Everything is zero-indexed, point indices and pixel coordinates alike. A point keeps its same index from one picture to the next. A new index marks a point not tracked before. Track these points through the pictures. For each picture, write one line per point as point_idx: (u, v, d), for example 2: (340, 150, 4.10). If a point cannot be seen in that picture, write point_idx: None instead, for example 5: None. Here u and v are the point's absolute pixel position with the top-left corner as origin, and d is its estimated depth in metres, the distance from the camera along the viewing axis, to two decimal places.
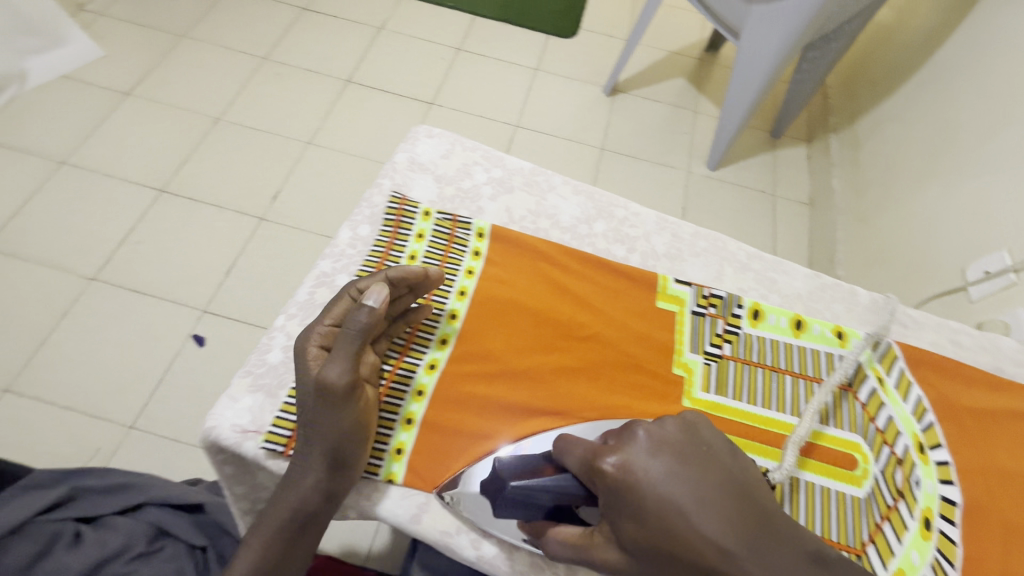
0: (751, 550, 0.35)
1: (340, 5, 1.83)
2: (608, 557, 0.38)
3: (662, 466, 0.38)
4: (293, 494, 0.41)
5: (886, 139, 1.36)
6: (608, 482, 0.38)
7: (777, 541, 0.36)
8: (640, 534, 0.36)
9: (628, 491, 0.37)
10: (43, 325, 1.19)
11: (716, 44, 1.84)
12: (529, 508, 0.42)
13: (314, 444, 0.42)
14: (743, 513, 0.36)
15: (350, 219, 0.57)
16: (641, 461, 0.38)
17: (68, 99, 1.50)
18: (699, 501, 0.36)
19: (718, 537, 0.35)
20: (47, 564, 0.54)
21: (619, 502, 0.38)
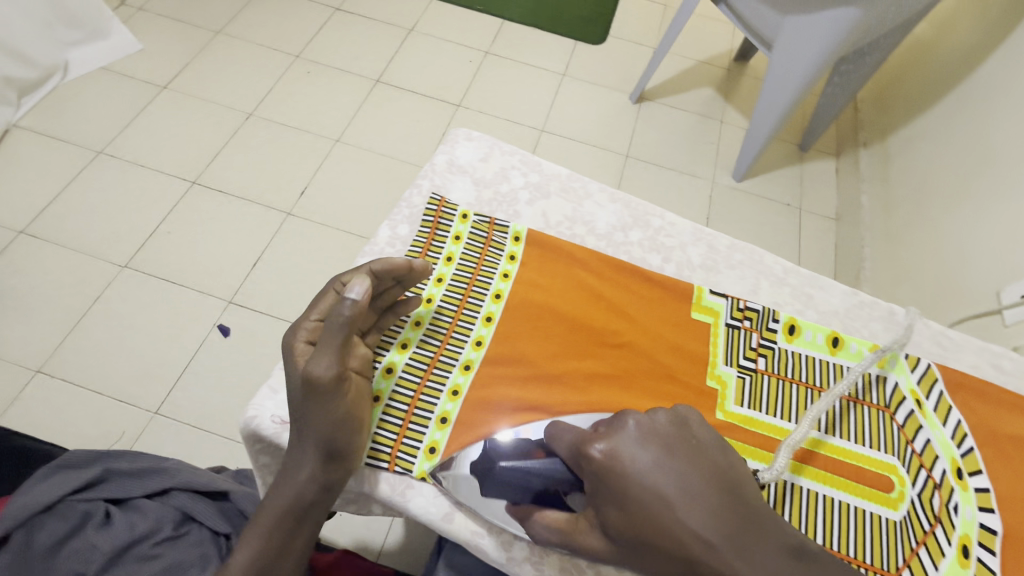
0: (730, 541, 0.35)
1: (372, 6, 1.86)
2: (590, 541, 0.39)
3: (650, 455, 0.38)
4: (286, 491, 0.42)
5: (920, 155, 1.33)
6: (595, 468, 0.38)
7: (756, 533, 0.36)
8: (623, 521, 0.37)
9: (614, 479, 0.37)
10: (75, 309, 1.22)
11: (746, 55, 1.82)
12: (516, 490, 0.42)
13: (306, 438, 0.42)
14: (725, 505, 0.36)
15: (389, 218, 0.58)
16: (630, 451, 0.38)
17: (107, 90, 1.55)
18: (684, 492, 0.36)
19: (700, 528, 0.35)
20: (75, 543, 0.58)
21: (604, 489, 0.38)
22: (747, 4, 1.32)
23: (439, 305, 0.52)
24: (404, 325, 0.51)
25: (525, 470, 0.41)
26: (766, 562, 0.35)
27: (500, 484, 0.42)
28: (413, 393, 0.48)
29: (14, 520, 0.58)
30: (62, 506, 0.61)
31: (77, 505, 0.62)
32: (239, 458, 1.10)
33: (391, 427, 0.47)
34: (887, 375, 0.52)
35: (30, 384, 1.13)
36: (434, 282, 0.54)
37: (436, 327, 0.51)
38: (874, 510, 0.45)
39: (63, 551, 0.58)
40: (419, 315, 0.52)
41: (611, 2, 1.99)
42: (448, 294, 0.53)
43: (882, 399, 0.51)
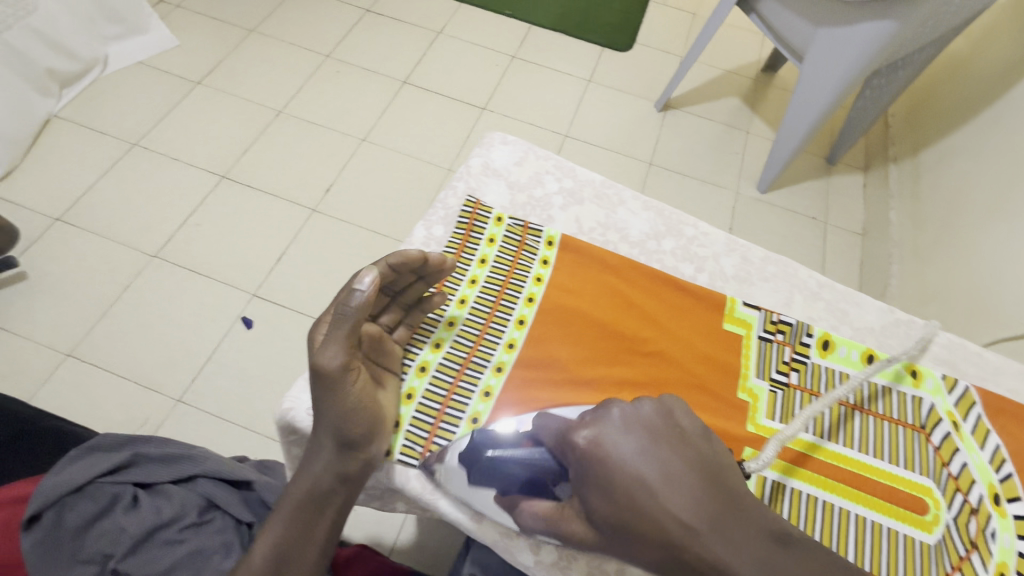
0: (714, 528, 0.34)
1: (401, 8, 1.88)
2: (575, 529, 0.38)
3: (633, 441, 0.37)
4: (303, 482, 0.43)
5: (952, 172, 1.30)
6: (579, 453, 0.38)
7: (739, 519, 0.35)
8: (607, 507, 0.36)
9: (597, 465, 0.37)
10: (105, 296, 1.25)
11: (775, 66, 1.81)
12: (503, 480, 0.42)
13: (318, 428, 0.43)
14: (710, 492, 0.36)
15: (424, 219, 0.59)
16: (614, 438, 0.38)
17: (144, 84, 1.59)
18: (666, 476, 0.36)
19: (682, 512, 0.35)
20: (103, 523, 0.61)
21: (587, 475, 0.37)
22: (779, 15, 1.31)
23: (472, 306, 0.53)
24: (438, 325, 0.52)
25: (508, 459, 0.42)
26: (751, 550, 0.34)
27: (488, 473, 0.42)
28: (446, 392, 0.49)
29: (45, 500, 0.59)
30: (92, 487, 0.63)
31: (107, 487, 0.63)
32: (257, 449, 1.12)
33: (423, 425, 0.47)
34: (923, 395, 0.51)
35: (60, 367, 1.16)
36: (467, 283, 0.54)
37: (469, 328, 0.52)
38: (879, 521, 0.44)
39: (91, 532, 0.60)
40: (453, 315, 0.53)
41: (639, 9, 1.99)
42: (481, 295, 0.54)
43: (917, 419, 0.50)
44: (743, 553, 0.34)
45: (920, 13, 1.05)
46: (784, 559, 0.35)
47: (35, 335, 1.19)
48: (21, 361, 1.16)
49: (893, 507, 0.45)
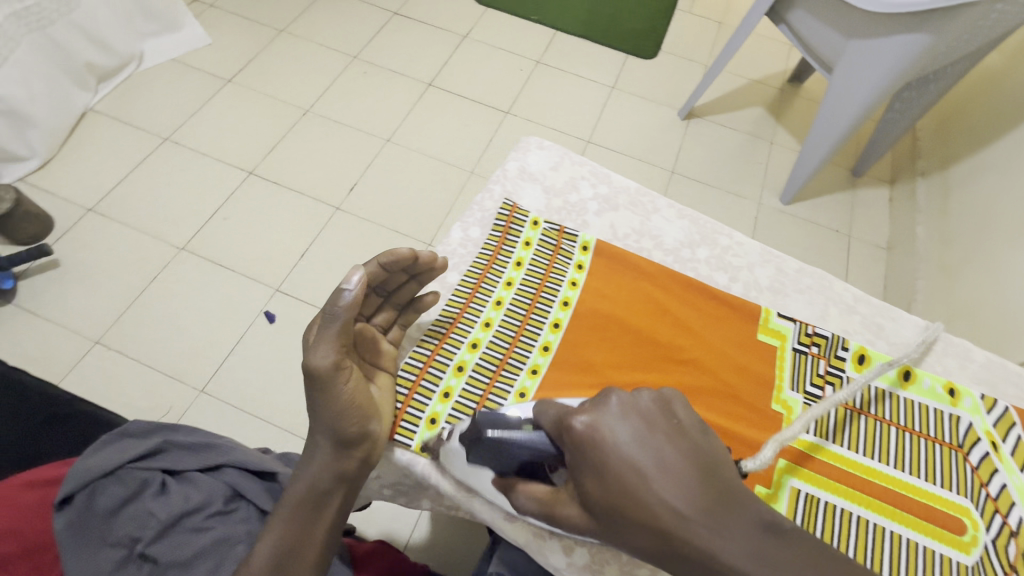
0: (710, 520, 0.33)
1: (428, 12, 1.91)
2: (569, 513, 0.38)
3: (629, 428, 0.36)
4: (302, 481, 0.45)
5: (982, 188, 1.28)
6: (574, 439, 0.37)
7: (738, 513, 0.34)
8: (601, 495, 0.35)
9: (592, 451, 0.36)
10: (134, 286, 1.28)
11: (801, 76, 1.79)
12: (504, 461, 0.41)
13: (313, 428, 0.45)
14: (706, 485, 0.34)
15: (462, 220, 0.60)
16: (610, 426, 0.36)
17: (177, 81, 1.63)
18: (662, 466, 0.34)
19: (676, 504, 0.33)
20: (131, 508, 0.62)
21: (582, 461, 0.36)
22: (809, 26, 1.30)
23: (508, 308, 0.53)
24: (474, 325, 0.52)
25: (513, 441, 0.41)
26: (746, 543, 0.33)
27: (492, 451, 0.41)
28: (482, 392, 0.49)
29: (78, 482, 0.62)
30: (122, 471, 0.64)
31: (137, 472, 0.65)
32: (276, 441, 1.14)
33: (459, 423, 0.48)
34: (961, 414, 0.50)
35: (89, 354, 1.19)
36: (503, 285, 0.55)
37: (505, 329, 0.52)
38: (880, 523, 0.44)
39: (121, 514, 0.61)
40: (489, 316, 0.53)
41: (664, 17, 1.99)
42: (517, 298, 0.54)
43: (956, 438, 0.49)
44: (737, 544, 0.33)
45: (954, 26, 1.05)
46: (782, 552, 0.33)
47: (66, 321, 1.22)
48: (51, 347, 1.19)
49: (926, 524, 0.44)
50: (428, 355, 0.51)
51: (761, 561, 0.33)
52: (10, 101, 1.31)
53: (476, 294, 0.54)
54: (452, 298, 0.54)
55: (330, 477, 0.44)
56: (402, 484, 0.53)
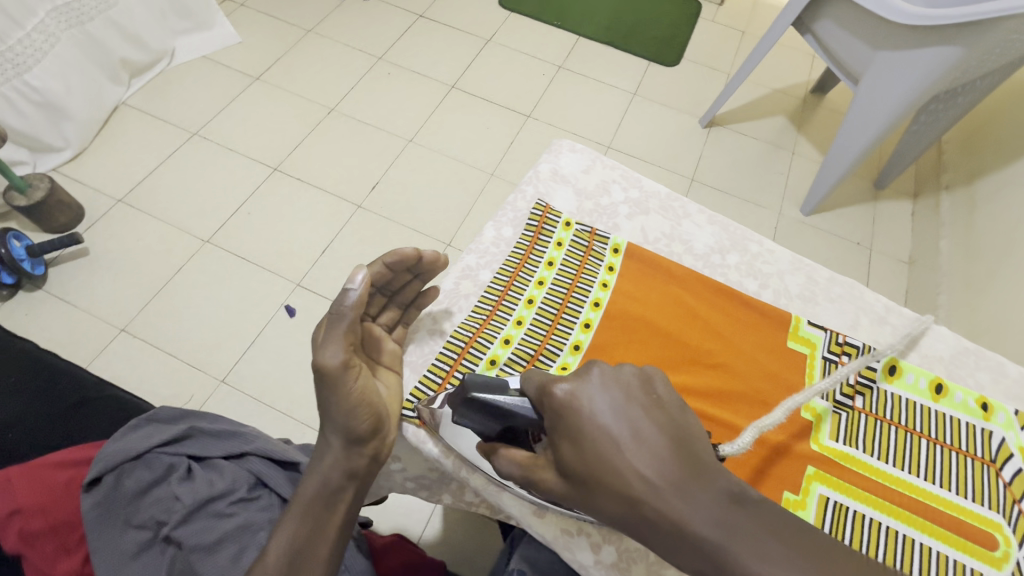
0: (675, 488, 0.33)
1: (453, 15, 1.93)
2: (546, 478, 0.39)
3: (606, 398, 0.37)
4: (312, 480, 0.44)
5: (1007, 203, 1.26)
6: (553, 405, 0.38)
7: (705, 482, 0.34)
8: (575, 458, 0.36)
9: (570, 417, 0.37)
10: (160, 277, 1.31)
11: (826, 87, 1.78)
12: (489, 423, 0.42)
13: (324, 426, 0.45)
14: (676, 456, 0.34)
15: (494, 219, 0.61)
16: (589, 396, 0.37)
17: (206, 77, 1.67)
18: (636, 436, 0.35)
19: (645, 470, 0.34)
20: (156, 492, 0.63)
21: (560, 426, 0.37)
22: (835, 36, 1.30)
23: (539, 307, 0.54)
24: (506, 322, 0.53)
25: (499, 401, 0.41)
26: (709, 511, 0.33)
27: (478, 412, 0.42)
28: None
29: (108, 464, 0.64)
30: (150, 455, 0.66)
31: (163, 457, 0.66)
32: (293, 434, 1.15)
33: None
34: (993, 429, 0.49)
35: (114, 341, 1.22)
36: (535, 284, 0.56)
37: (537, 327, 0.53)
38: (910, 534, 0.44)
39: (146, 497, 0.63)
40: (521, 314, 0.54)
41: (687, 25, 1.99)
42: (548, 297, 0.55)
43: (987, 452, 0.48)
44: (701, 513, 0.33)
45: (986, 39, 1.04)
46: (749, 523, 0.33)
47: (92, 308, 1.25)
48: (78, 333, 1.22)
49: (956, 538, 0.44)
50: (461, 349, 0.52)
51: (726, 531, 0.32)
52: (48, 93, 1.35)
53: (507, 293, 0.55)
54: (484, 295, 0.55)
55: (341, 473, 0.44)
56: (426, 477, 0.55)
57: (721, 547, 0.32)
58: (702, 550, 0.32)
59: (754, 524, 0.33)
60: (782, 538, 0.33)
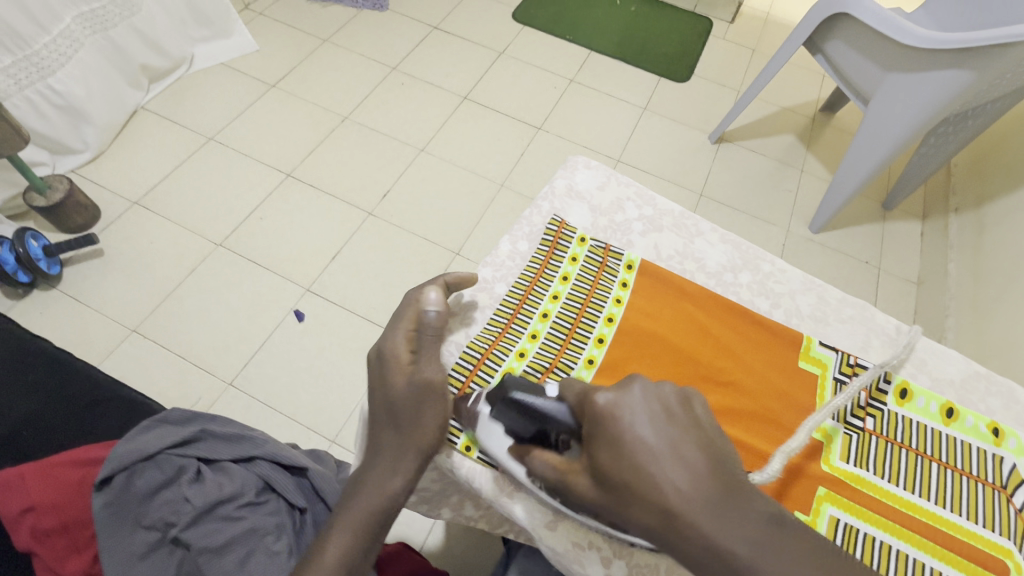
0: (711, 508, 0.33)
1: (467, 27, 1.96)
2: (580, 485, 0.37)
3: (648, 409, 0.36)
4: (366, 498, 0.42)
5: (1015, 228, 1.26)
6: (596, 413, 0.37)
7: (741, 501, 0.33)
8: (614, 465, 0.35)
9: (610, 426, 0.36)
10: (172, 279, 1.32)
11: (835, 106, 1.79)
12: (523, 422, 0.42)
13: (406, 446, 0.44)
14: (714, 475, 0.34)
15: (510, 233, 0.61)
16: (632, 407, 0.36)
17: (223, 84, 1.70)
18: (674, 450, 0.34)
19: (682, 484, 0.33)
20: (165, 493, 0.64)
21: (597, 433, 0.37)
22: (846, 58, 1.31)
23: (554, 321, 0.55)
24: (521, 336, 0.54)
25: (535, 400, 0.42)
26: (746, 535, 0.32)
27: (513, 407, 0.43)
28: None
29: (119, 464, 0.64)
30: (161, 457, 0.67)
31: (174, 458, 0.67)
32: (299, 439, 1.16)
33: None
34: (1004, 455, 0.49)
35: (125, 342, 1.23)
36: (549, 298, 0.56)
37: (551, 341, 0.54)
38: (923, 559, 0.44)
39: (156, 498, 0.64)
40: (536, 328, 0.54)
41: (698, 42, 2.01)
42: (563, 311, 0.55)
43: (998, 478, 0.48)
44: (736, 536, 0.32)
45: (997, 64, 1.05)
46: (780, 542, 0.32)
47: (104, 309, 1.27)
48: (90, 332, 1.23)
49: (969, 564, 0.44)
50: (477, 359, 0.52)
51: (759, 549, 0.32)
52: (70, 97, 1.38)
53: (522, 306, 0.55)
54: (500, 308, 0.55)
55: (399, 493, 0.43)
56: (428, 491, 0.54)
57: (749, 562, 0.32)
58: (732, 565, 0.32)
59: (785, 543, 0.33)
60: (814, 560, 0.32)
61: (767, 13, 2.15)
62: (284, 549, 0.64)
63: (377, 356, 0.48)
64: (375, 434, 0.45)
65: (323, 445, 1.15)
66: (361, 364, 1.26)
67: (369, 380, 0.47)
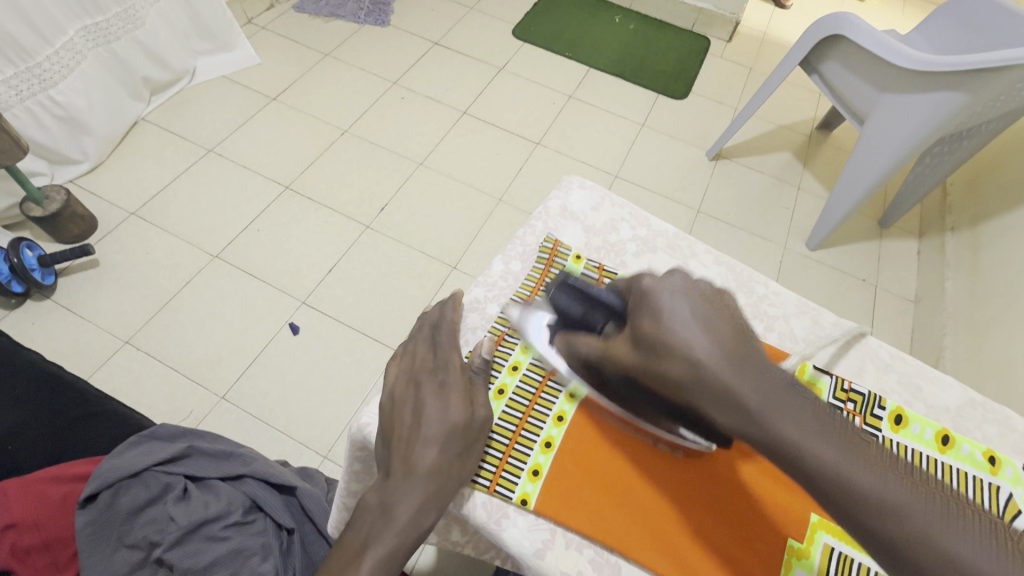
0: (732, 365, 0.34)
1: (467, 43, 1.98)
2: (620, 352, 0.38)
3: (685, 288, 0.36)
4: (386, 535, 0.39)
5: (1011, 248, 1.26)
6: (639, 290, 0.38)
7: (760, 365, 0.34)
8: (654, 333, 0.36)
9: (646, 303, 0.37)
10: (168, 290, 1.32)
11: (831, 125, 1.81)
12: (577, 303, 0.43)
13: (442, 478, 0.41)
14: (737, 342, 0.35)
15: (503, 253, 0.61)
16: (671, 290, 0.36)
17: (224, 97, 1.71)
18: (706, 324, 0.35)
19: (713, 346, 0.34)
20: (151, 511, 0.63)
21: (637, 309, 0.38)
22: (842, 77, 1.32)
23: None
24: (515, 347, 0.52)
25: (592, 286, 0.43)
26: (766, 390, 0.33)
27: (568, 289, 0.43)
28: (515, 427, 0.48)
29: (104, 481, 0.63)
30: (147, 474, 0.66)
31: (160, 476, 0.66)
32: (291, 454, 1.14)
33: (492, 457, 0.46)
34: (1001, 484, 0.48)
35: (117, 353, 1.22)
36: None
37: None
38: None
39: (140, 517, 0.62)
40: None
41: (695, 60, 2.03)
42: None
43: (995, 508, 0.47)
44: (757, 389, 0.33)
45: (992, 85, 1.06)
46: (797, 403, 0.33)
47: (97, 320, 1.26)
48: (82, 343, 1.22)
49: None
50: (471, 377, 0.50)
51: (772, 403, 0.33)
52: (71, 108, 1.38)
53: None
54: (493, 325, 0.54)
55: (422, 531, 0.40)
56: None
57: (762, 415, 0.33)
58: (748, 413, 0.33)
59: (796, 403, 0.33)
60: (820, 419, 0.33)
61: (763, 33, 2.18)
62: (271, 570, 0.63)
63: (432, 376, 0.46)
64: (414, 457, 0.41)
65: (315, 461, 1.13)
66: (355, 379, 1.25)
67: (419, 396, 0.44)
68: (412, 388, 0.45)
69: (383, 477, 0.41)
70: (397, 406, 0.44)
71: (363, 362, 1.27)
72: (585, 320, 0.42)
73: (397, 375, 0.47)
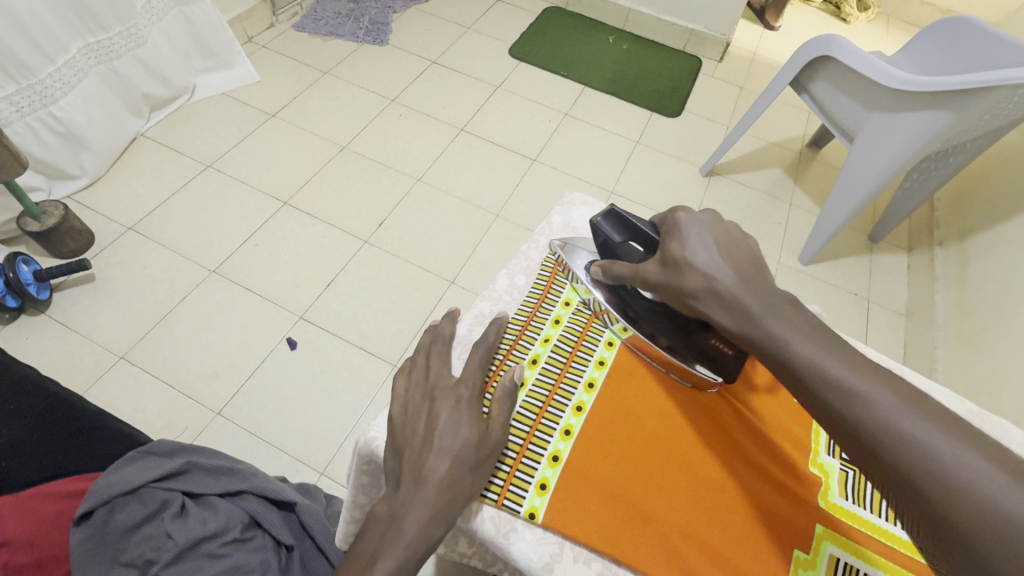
0: (741, 282, 0.39)
1: (464, 62, 2.01)
2: (647, 274, 0.45)
3: (712, 226, 0.42)
4: (395, 548, 0.38)
5: (999, 262, 1.28)
6: (673, 221, 0.45)
7: (766, 287, 0.39)
8: (679, 250, 0.42)
9: (675, 231, 0.44)
10: (164, 305, 1.31)
11: (820, 142, 1.85)
12: (619, 230, 0.51)
13: (452, 488, 0.41)
14: (749, 268, 0.40)
15: (508, 267, 0.62)
16: (700, 225, 0.42)
17: (223, 114, 1.72)
18: (725, 250, 0.41)
19: (729, 268, 0.40)
20: (147, 528, 0.62)
21: (667, 238, 0.44)
22: (831, 97, 1.35)
23: (555, 345, 0.53)
24: (523, 359, 0.52)
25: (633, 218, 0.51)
26: (768, 298, 0.38)
27: (612, 218, 0.52)
28: (523, 440, 0.48)
29: (99, 498, 0.62)
30: (143, 490, 0.65)
31: (157, 492, 0.65)
32: (287, 470, 1.13)
33: (499, 471, 0.47)
34: None
35: (111, 369, 1.21)
36: (552, 323, 0.55)
37: (550, 366, 0.52)
38: None
39: (136, 533, 0.62)
40: (537, 352, 0.53)
41: (688, 79, 2.08)
42: (564, 335, 0.54)
43: None
44: (758, 298, 0.38)
45: (977, 105, 1.09)
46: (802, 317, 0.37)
47: (93, 335, 1.25)
48: (76, 358, 1.21)
49: None
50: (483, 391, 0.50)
51: (772, 308, 0.38)
52: (70, 124, 1.38)
53: (524, 332, 0.54)
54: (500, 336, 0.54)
55: (432, 544, 0.40)
56: None
57: (761, 316, 0.37)
58: (750, 317, 0.38)
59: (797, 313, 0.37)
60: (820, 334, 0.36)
61: (753, 54, 2.24)
62: None
63: (448, 390, 0.46)
64: (425, 468, 0.41)
65: (311, 479, 1.12)
66: (351, 394, 1.24)
67: (434, 408, 0.45)
68: (427, 402, 0.45)
69: (394, 487, 0.41)
70: (411, 418, 0.45)
71: (361, 376, 1.27)
72: (623, 247, 0.51)
73: (410, 388, 0.47)
